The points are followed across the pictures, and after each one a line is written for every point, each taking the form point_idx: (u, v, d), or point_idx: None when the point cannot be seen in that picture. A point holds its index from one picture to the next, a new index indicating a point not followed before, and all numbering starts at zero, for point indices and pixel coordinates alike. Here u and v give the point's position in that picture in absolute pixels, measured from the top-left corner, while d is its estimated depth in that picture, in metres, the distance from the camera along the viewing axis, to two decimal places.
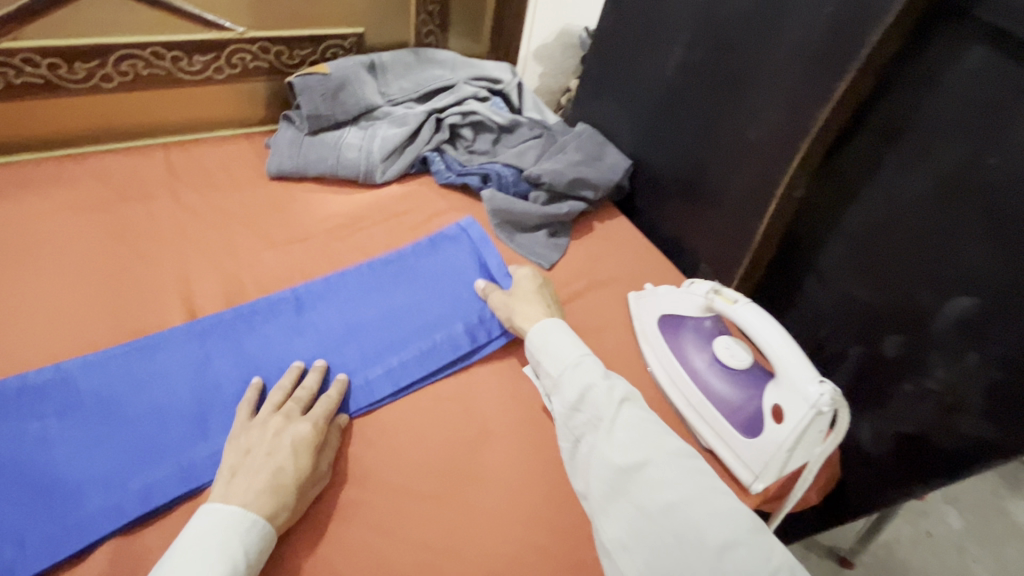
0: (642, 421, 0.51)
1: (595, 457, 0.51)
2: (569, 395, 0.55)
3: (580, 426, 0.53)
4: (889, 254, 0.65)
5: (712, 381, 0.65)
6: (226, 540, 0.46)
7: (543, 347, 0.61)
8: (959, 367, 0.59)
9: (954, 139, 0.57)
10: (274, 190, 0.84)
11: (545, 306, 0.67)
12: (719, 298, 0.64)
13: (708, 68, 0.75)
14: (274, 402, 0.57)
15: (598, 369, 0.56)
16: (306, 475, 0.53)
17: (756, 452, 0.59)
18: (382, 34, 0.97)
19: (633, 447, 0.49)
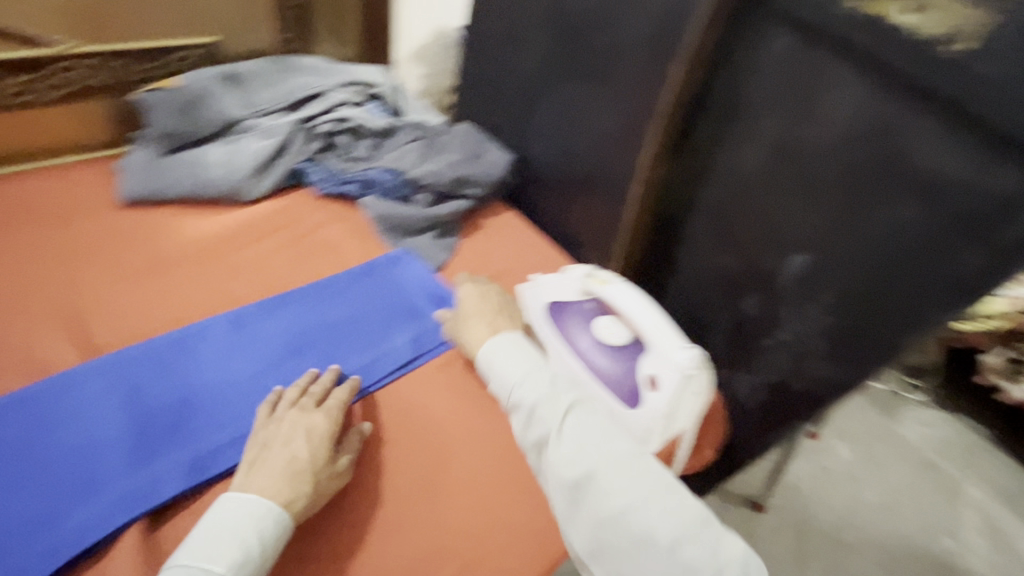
0: (590, 430, 0.50)
1: (551, 473, 0.49)
2: (521, 413, 0.52)
3: (536, 443, 0.51)
4: (740, 224, 0.70)
5: (597, 360, 0.67)
6: (238, 528, 0.46)
7: (492, 366, 0.56)
8: (804, 318, 0.66)
9: (774, 115, 0.63)
10: (128, 217, 0.77)
11: (491, 323, 0.62)
12: (592, 282, 0.71)
13: (571, 61, 0.79)
14: (290, 398, 0.56)
15: (547, 380, 0.53)
16: (324, 466, 0.52)
17: (638, 421, 0.62)
18: (241, 44, 0.92)
19: (581, 461, 0.48)
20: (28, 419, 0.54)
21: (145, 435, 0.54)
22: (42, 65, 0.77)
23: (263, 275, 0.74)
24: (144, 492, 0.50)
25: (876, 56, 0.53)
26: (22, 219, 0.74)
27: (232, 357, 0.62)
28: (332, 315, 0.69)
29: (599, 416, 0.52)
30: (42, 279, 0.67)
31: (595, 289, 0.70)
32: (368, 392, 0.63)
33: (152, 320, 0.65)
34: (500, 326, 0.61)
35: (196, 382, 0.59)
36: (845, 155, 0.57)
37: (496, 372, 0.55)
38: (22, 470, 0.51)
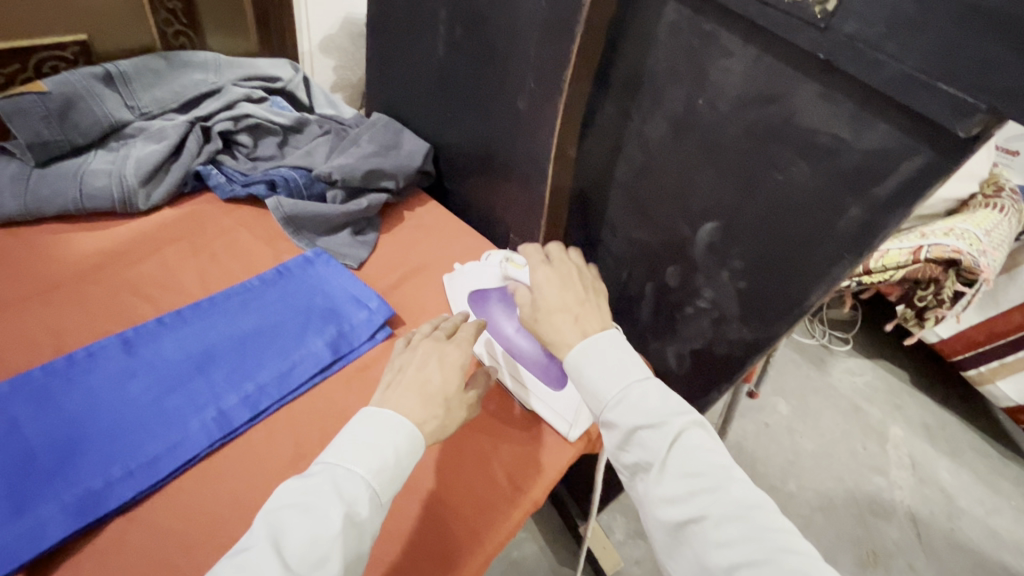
0: (700, 467, 0.46)
1: (652, 503, 0.48)
2: (616, 433, 0.50)
3: (635, 467, 0.49)
4: (652, 197, 0.72)
5: (523, 344, 0.67)
6: (380, 448, 0.46)
7: (581, 375, 0.52)
8: (718, 286, 0.68)
9: (673, 87, 0.63)
10: (0, 241, 0.70)
11: (579, 324, 0.55)
12: (511, 265, 0.67)
13: (475, 43, 0.76)
14: (428, 330, 0.58)
15: (652, 403, 0.49)
16: (455, 393, 0.52)
17: (565, 401, 0.65)
18: (118, 42, 0.84)
19: (688, 499, 0.46)
20: None
21: (22, 479, 0.49)
22: None
23: (160, 291, 0.68)
24: (33, 537, 0.46)
25: (754, 23, 0.54)
26: None
27: (129, 381, 0.57)
28: (242, 325, 0.65)
29: (710, 451, 0.47)
30: None
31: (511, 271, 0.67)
32: (284, 401, 0.60)
33: (35, 352, 0.59)
34: (589, 327, 0.55)
35: (87, 412, 0.54)
36: (739, 123, 0.59)
37: (591, 381, 0.52)
38: None
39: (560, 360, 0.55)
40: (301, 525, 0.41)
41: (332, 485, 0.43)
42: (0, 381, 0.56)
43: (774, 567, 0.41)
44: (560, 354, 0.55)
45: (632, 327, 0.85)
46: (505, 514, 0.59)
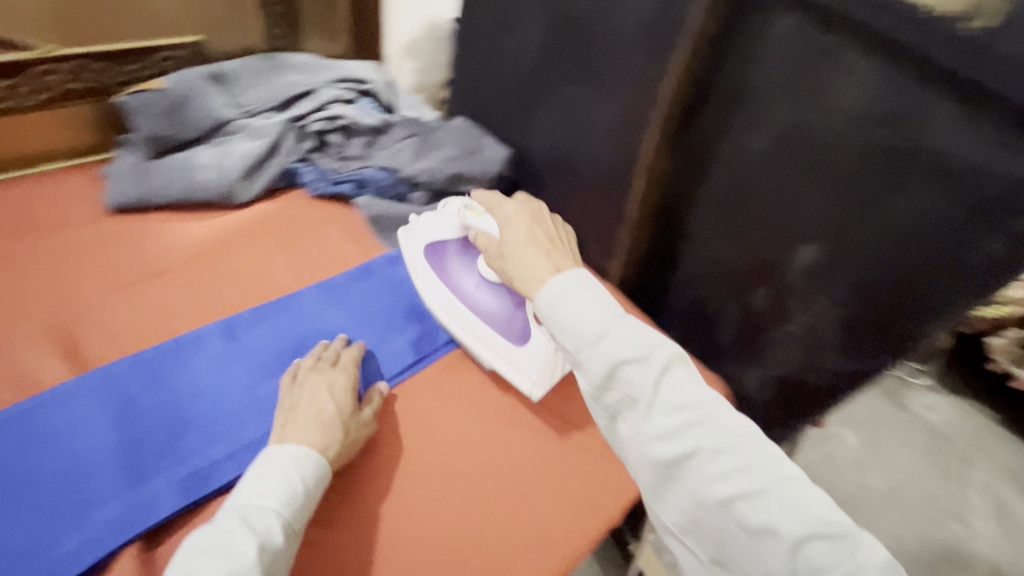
0: (687, 401, 0.45)
1: (643, 441, 0.46)
2: (597, 373, 0.48)
3: (619, 405, 0.48)
4: (744, 214, 0.69)
5: (482, 300, 0.68)
6: (285, 474, 0.49)
7: (556, 315, 0.51)
8: (814, 312, 0.65)
9: (780, 101, 0.61)
10: (118, 225, 0.75)
11: (548, 257, 0.58)
12: (469, 215, 0.70)
13: (568, 51, 0.77)
14: (310, 363, 0.60)
15: (631, 337, 0.48)
16: (349, 417, 0.56)
17: (527, 360, 0.65)
18: (227, 43, 0.89)
19: (680, 433, 0.45)
20: (20, 438, 0.52)
21: (139, 452, 0.52)
22: (22, 68, 0.73)
23: (255, 281, 0.72)
24: (151, 506, 0.49)
25: (884, 37, 0.51)
26: (13, 230, 0.71)
27: (231, 367, 0.61)
28: (334, 321, 0.68)
29: (694, 385, 0.46)
30: (37, 292, 0.65)
31: (468, 220, 0.69)
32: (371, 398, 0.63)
33: (152, 331, 0.64)
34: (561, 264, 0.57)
35: (196, 394, 0.58)
36: (855, 144, 0.56)
37: (569, 320, 0.50)
38: (26, 486, 0.49)
39: (532, 302, 0.54)
40: (216, 567, 0.42)
41: (241, 521, 0.45)
42: (116, 358, 0.60)
43: (772, 493, 0.42)
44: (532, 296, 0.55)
45: (709, 346, 0.82)
46: (579, 524, 0.57)
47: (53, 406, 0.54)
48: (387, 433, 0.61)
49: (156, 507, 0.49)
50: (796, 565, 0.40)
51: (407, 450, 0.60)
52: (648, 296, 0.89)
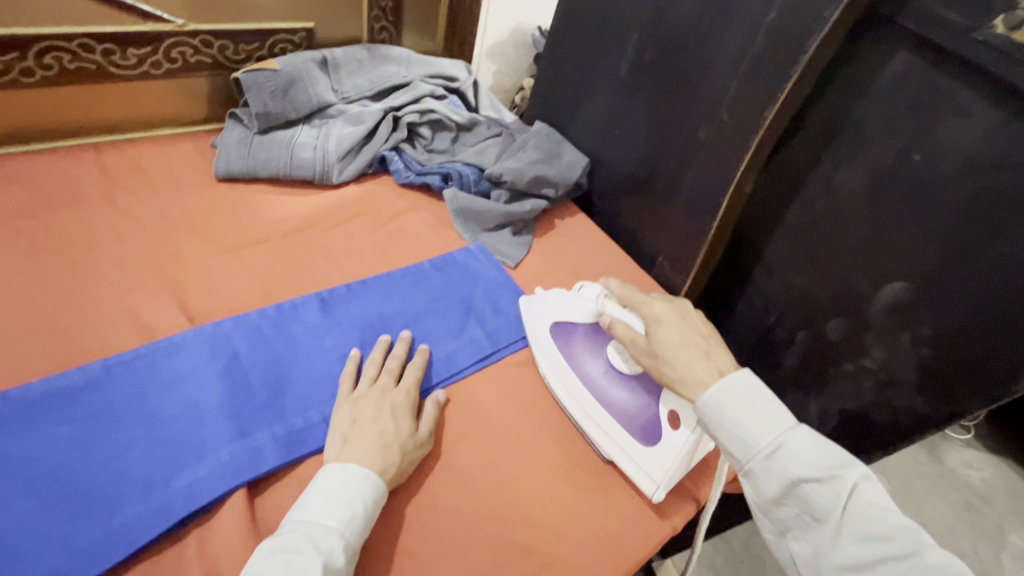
0: (879, 529, 0.46)
1: (828, 566, 0.48)
2: (774, 485, 0.50)
3: (795, 518, 0.50)
4: (827, 245, 0.70)
5: (610, 389, 0.63)
6: (346, 496, 0.48)
7: (727, 423, 0.53)
8: (893, 348, 0.66)
9: (883, 137, 0.62)
10: (223, 193, 0.80)
11: (709, 358, 0.57)
12: (608, 303, 0.65)
13: (666, 69, 0.78)
14: (370, 376, 0.59)
15: (812, 458, 0.50)
16: (407, 437, 0.55)
17: (653, 459, 0.59)
18: (334, 31, 0.93)
19: (874, 562, 0.45)
20: (140, 379, 0.56)
21: (243, 405, 0.56)
22: (153, 39, 0.77)
23: (346, 260, 0.75)
24: (257, 459, 0.53)
25: (1012, 87, 0.52)
26: (130, 186, 0.76)
27: (324, 338, 0.64)
28: (418, 306, 0.71)
29: (886, 512, 0.47)
30: (151, 247, 0.70)
31: (608, 309, 0.64)
32: (449, 383, 0.65)
33: (253, 297, 0.67)
34: (721, 364, 0.57)
35: (294, 358, 0.61)
36: (957, 187, 0.57)
37: (736, 428, 0.53)
38: (147, 422, 0.53)
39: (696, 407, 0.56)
40: None
41: (307, 538, 0.45)
42: (222, 317, 0.64)
43: None
44: (694, 397, 0.56)
45: (772, 371, 0.82)
46: (645, 528, 0.58)
47: (170, 354, 0.58)
48: (461, 417, 0.63)
49: (262, 460, 0.53)
50: None
51: (479, 435, 0.62)
52: (714, 313, 0.90)
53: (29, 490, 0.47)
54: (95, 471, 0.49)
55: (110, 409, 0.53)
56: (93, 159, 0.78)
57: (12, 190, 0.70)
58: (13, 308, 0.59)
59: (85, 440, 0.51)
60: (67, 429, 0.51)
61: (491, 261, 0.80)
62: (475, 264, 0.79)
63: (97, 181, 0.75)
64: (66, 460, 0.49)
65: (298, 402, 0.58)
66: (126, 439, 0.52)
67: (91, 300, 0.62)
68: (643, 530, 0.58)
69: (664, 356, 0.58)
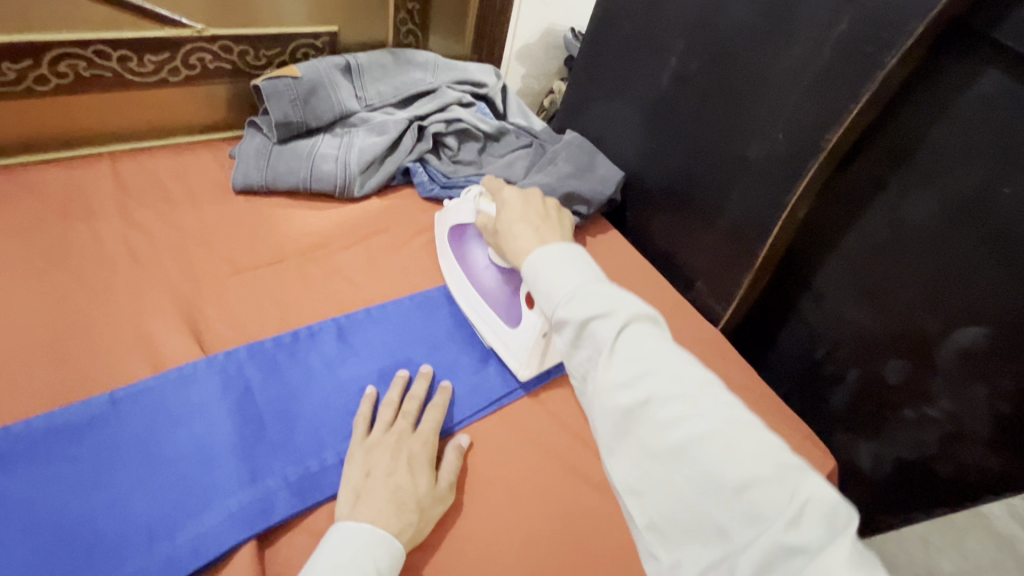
0: (647, 350, 0.40)
1: (600, 390, 0.40)
2: (567, 332, 0.43)
3: (579, 358, 0.43)
4: (888, 277, 0.64)
5: (486, 278, 0.67)
6: (359, 564, 0.44)
7: (537, 282, 0.48)
8: (964, 398, 0.59)
9: (965, 166, 0.55)
10: (240, 206, 0.76)
11: (537, 231, 0.56)
12: (482, 200, 0.66)
13: (711, 80, 0.72)
14: (387, 420, 0.55)
15: (603, 296, 0.43)
16: (426, 493, 0.51)
17: (515, 340, 0.63)
18: (358, 33, 0.89)
19: (635, 381, 0.39)
20: (148, 414, 0.52)
21: (255, 446, 0.52)
22: (170, 45, 0.74)
23: (366, 281, 0.71)
24: (267, 507, 0.49)
25: None
26: (145, 199, 0.73)
27: (340, 371, 0.60)
28: (441, 337, 0.67)
29: (655, 340, 0.41)
30: (163, 265, 0.66)
31: (480, 205, 0.66)
32: (473, 421, 0.61)
33: (268, 323, 0.64)
34: (546, 240, 0.54)
35: (309, 393, 0.58)
36: None
37: (541, 280, 0.47)
38: (153, 463, 0.50)
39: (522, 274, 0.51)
40: None
41: None
42: (236, 344, 0.61)
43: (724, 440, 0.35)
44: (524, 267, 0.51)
45: (820, 409, 0.76)
46: None
47: (180, 386, 0.55)
48: (485, 460, 0.58)
49: (273, 509, 0.49)
50: (740, 515, 0.34)
51: (503, 481, 0.57)
52: (753, 340, 0.84)
53: (28, 539, 0.44)
54: (98, 518, 0.46)
55: (117, 448, 0.50)
56: (108, 169, 0.75)
57: (26, 203, 0.68)
58: (21, 332, 0.57)
59: (87, 483, 0.48)
60: (69, 470, 0.48)
61: None
62: None
63: (112, 193, 0.72)
64: (69, 504, 0.46)
65: (314, 442, 0.54)
66: (131, 481, 0.48)
67: (100, 324, 0.59)
68: None
69: (503, 229, 0.59)
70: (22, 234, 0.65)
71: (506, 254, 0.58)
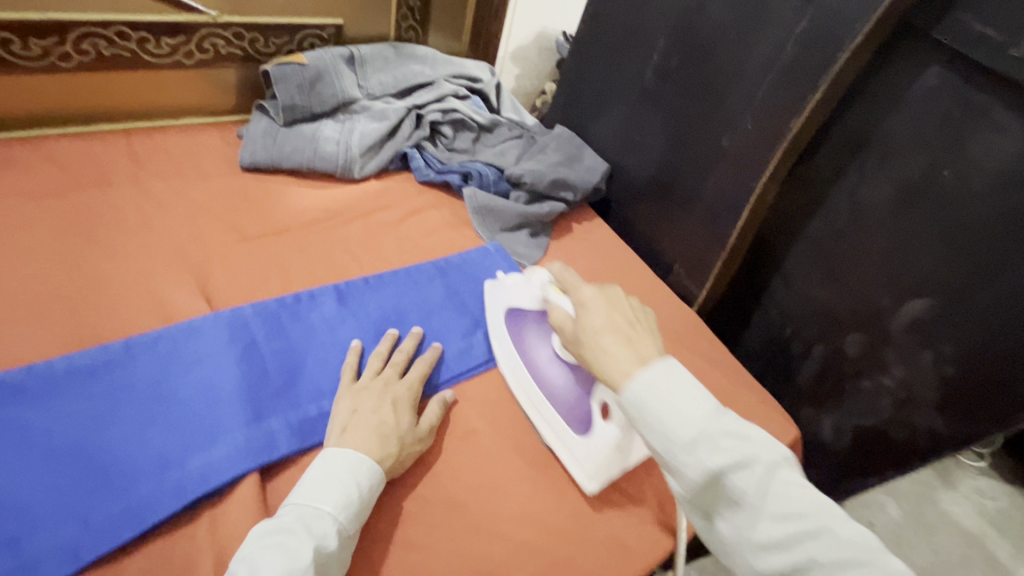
0: (798, 507, 0.41)
1: (749, 547, 0.42)
2: (696, 480, 0.44)
3: (715, 505, 0.44)
4: (849, 259, 0.69)
5: (551, 374, 0.63)
6: (341, 481, 0.48)
7: (647, 414, 0.46)
8: (914, 367, 0.65)
9: (914, 153, 0.61)
10: (246, 183, 0.81)
11: (631, 342, 0.52)
12: (551, 291, 0.63)
13: (689, 76, 0.78)
14: (374, 369, 0.60)
15: (731, 441, 0.44)
16: (407, 430, 0.55)
17: (585, 449, 0.58)
18: (362, 28, 0.94)
19: (788, 543, 0.41)
20: (158, 360, 0.56)
21: (259, 392, 0.56)
22: (187, 29, 0.79)
23: (364, 254, 0.76)
24: (270, 446, 0.53)
25: None
26: (157, 172, 0.77)
27: (338, 331, 0.64)
28: (433, 304, 0.71)
29: (801, 494, 0.42)
30: (174, 232, 0.70)
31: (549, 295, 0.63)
32: (461, 380, 0.65)
33: (272, 287, 0.68)
34: (643, 350, 0.51)
35: (309, 348, 0.62)
36: (985, 204, 0.56)
37: (656, 415, 0.46)
38: (163, 403, 0.54)
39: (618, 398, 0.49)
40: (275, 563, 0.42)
41: (300, 522, 0.46)
42: (241, 303, 0.65)
43: None
44: (619, 387, 0.50)
45: (786, 384, 0.81)
46: (651, 534, 0.57)
47: (189, 337, 0.59)
48: (472, 415, 0.63)
49: (275, 447, 0.53)
50: None
51: (488, 433, 0.62)
52: (727, 322, 0.89)
53: (48, 463, 0.48)
54: (113, 447, 0.50)
55: (130, 389, 0.54)
56: (123, 144, 0.79)
57: (46, 171, 0.72)
58: (40, 285, 0.60)
59: (102, 417, 0.52)
60: (86, 405, 0.52)
61: (505, 262, 0.80)
62: (489, 263, 0.79)
63: (126, 166, 0.76)
64: (86, 435, 0.50)
65: (312, 390, 0.58)
66: (143, 418, 0.52)
67: (114, 281, 0.63)
68: (649, 534, 0.57)
69: (593, 339, 0.54)
70: (43, 197, 0.69)
71: (592, 364, 0.54)
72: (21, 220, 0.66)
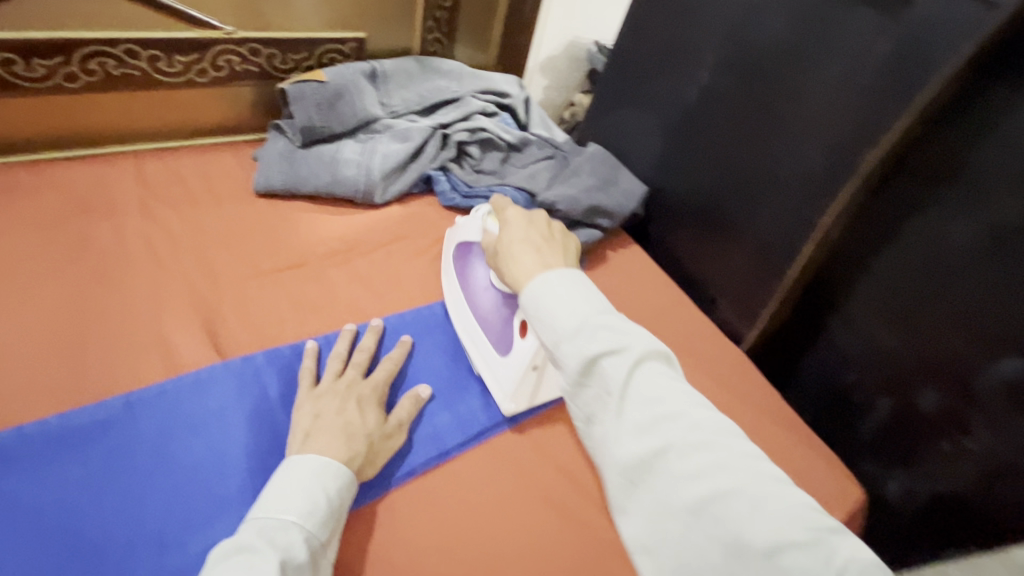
0: (666, 397, 0.38)
1: (613, 439, 0.38)
2: (573, 368, 0.40)
3: (587, 399, 0.40)
4: (923, 304, 0.61)
5: (482, 300, 0.63)
6: (305, 485, 0.45)
7: (540, 307, 0.43)
8: (1002, 434, 0.57)
9: (1009, 191, 0.53)
10: (261, 210, 0.75)
11: (539, 254, 0.49)
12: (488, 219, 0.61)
13: (742, 97, 0.71)
14: (334, 372, 0.56)
15: (614, 331, 0.40)
16: (375, 429, 0.52)
17: (504, 370, 0.59)
18: (384, 40, 0.89)
19: (651, 429, 0.37)
20: (161, 418, 0.51)
21: (270, 455, 0.51)
22: (201, 46, 0.74)
23: (386, 289, 0.70)
24: None
25: None
26: (167, 199, 0.72)
27: None
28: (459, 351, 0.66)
29: (673, 386, 0.38)
30: (183, 266, 0.65)
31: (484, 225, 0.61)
32: (490, 436, 0.60)
33: (287, 329, 0.63)
34: (551, 261, 0.48)
35: None
36: None
37: (543, 305, 0.43)
38: (163, 470, 0.48)
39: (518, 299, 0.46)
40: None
41: (262, 537, 0.41)
42: (254, 350, 0.60)
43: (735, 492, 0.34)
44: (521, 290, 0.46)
45: (846, 437, 0.74)
46: None
47: (196, 390, 0.54)
48: (503, 478, 0.57)
49: None
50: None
51: (521, 499, 0.56)
52: (778, 363, 0.82)
53: (34, 545, 0.43)
54: (107, 524, 0.45)
55: (128, 453, 0.49)
56: (133, 169, 0.75)
57: (51, 200, 0.67)
58: (38, 330, 0.56)
59: (97, 487, 0.47)
60: (80, 474, 0.47)
61: None
62: None
63: (136, 192, 0.72)
64: (78, 509, 0.45)
65: None
66: (141, 488, 0.47)
67: (118, 325, 0.58)
68: None
69: (508, 257, 0.51)
70: (46, 229, 0.64)
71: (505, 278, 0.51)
72: (22, 256, 0.61)
